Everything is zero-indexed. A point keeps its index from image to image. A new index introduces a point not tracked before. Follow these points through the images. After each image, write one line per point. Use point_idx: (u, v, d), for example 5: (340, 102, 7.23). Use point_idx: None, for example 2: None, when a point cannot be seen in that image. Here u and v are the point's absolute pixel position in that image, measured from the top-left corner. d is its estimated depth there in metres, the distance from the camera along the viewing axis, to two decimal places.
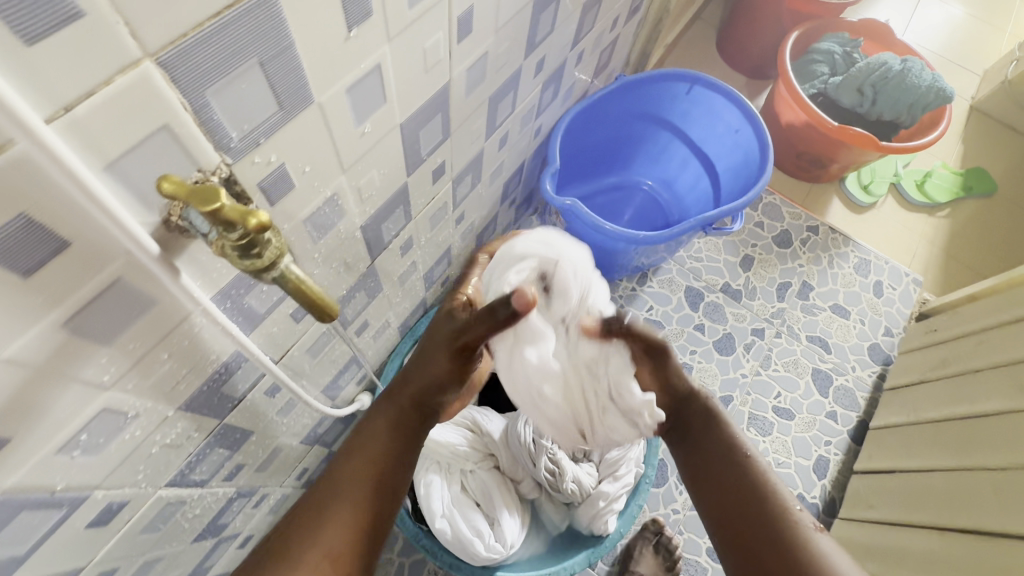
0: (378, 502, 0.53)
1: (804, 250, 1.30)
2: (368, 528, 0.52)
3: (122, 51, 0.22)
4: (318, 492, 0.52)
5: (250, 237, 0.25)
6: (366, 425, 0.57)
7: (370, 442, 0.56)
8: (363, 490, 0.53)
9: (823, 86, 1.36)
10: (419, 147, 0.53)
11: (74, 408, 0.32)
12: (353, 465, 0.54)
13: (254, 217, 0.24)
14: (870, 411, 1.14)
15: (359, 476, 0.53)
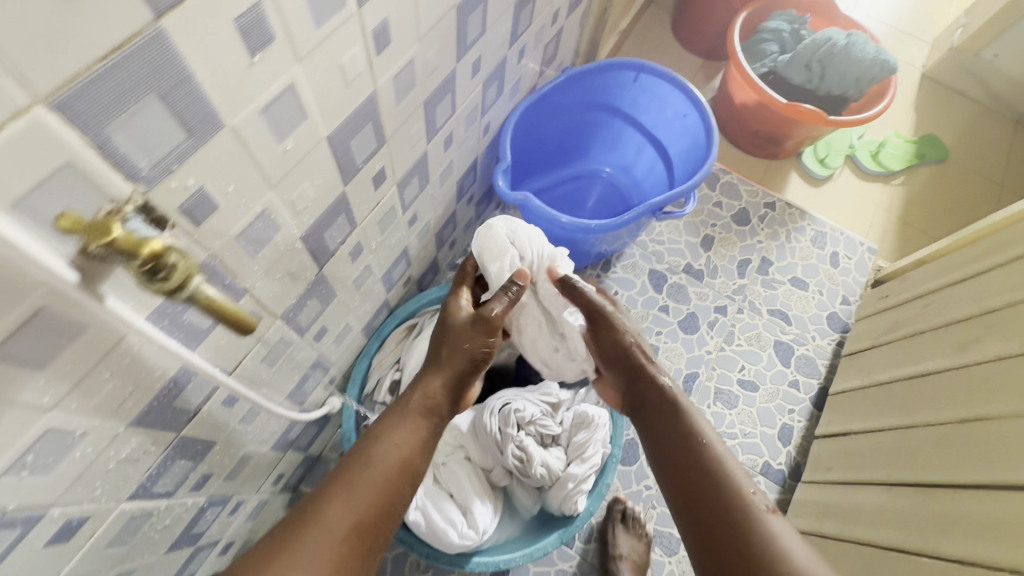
0: (397, 484, 0.61)
1: (762, 226, 1.33)
2: (386, 506, 0.59)
3: (10, 101, 0.24)
4: (348, 469, 0.60)
5: (150, 262, 0.29)
6: (394, 417, 0.67)
7: (395, 431, 0.65)
8: (386, 470, 0.61)
9: (773, 65, 1.39)
10: (353, 157, 0.54)
11: (16, 431, 0.34)
12: (379, 450, 0.62)
13: (146, 244, 0.28)
14: (830, 378, 1.19)
15: (383, 459, 0.62)
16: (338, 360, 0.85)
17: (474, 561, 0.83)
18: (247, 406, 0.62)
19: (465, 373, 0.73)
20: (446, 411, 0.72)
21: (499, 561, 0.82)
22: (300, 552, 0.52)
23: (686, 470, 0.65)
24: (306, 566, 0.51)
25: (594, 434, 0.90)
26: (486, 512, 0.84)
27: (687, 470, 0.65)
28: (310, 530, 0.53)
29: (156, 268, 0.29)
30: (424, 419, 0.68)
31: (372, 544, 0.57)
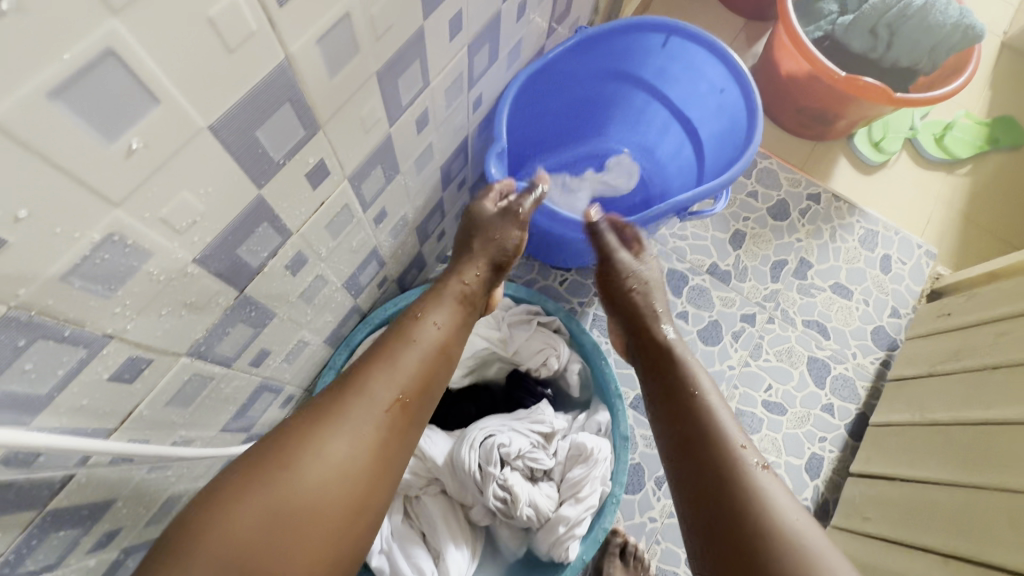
0: (437, 360, 0.61)
1: (803, 222, 1.15)
2: (428, 380, 0.59)
3: None
4: (388, 341, 0.60)
5: None
6: (431, 300, 0.66)
7: (434, 309, 0.65)
8: (427, 345, 0.61)
9: (830, 28, 1.16)
10: (266, 151, 0.40)
11: None
12: (422, 326, 0.62)
13: None
14: (871, 403, 1.04)
15: (425, 333, 0.62)
16: (295, 377, 0.73)
17: None
18: (156, 455, 0.50)
19: (494, 269, 0.74)
20: (480, 297, 0.72)
21: None
22: (343, 424, 0.52)
23: (692, 438, 0.56)
24: (346, 441, 0.52)
25: (593, 471, 0.77)
26: (462, 557, 0.73)
27: (693, 435, 0.56)
28: (348, 405, 0.53)
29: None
30: (461, 304, 0.68)
31: (411, 420, 0.57)
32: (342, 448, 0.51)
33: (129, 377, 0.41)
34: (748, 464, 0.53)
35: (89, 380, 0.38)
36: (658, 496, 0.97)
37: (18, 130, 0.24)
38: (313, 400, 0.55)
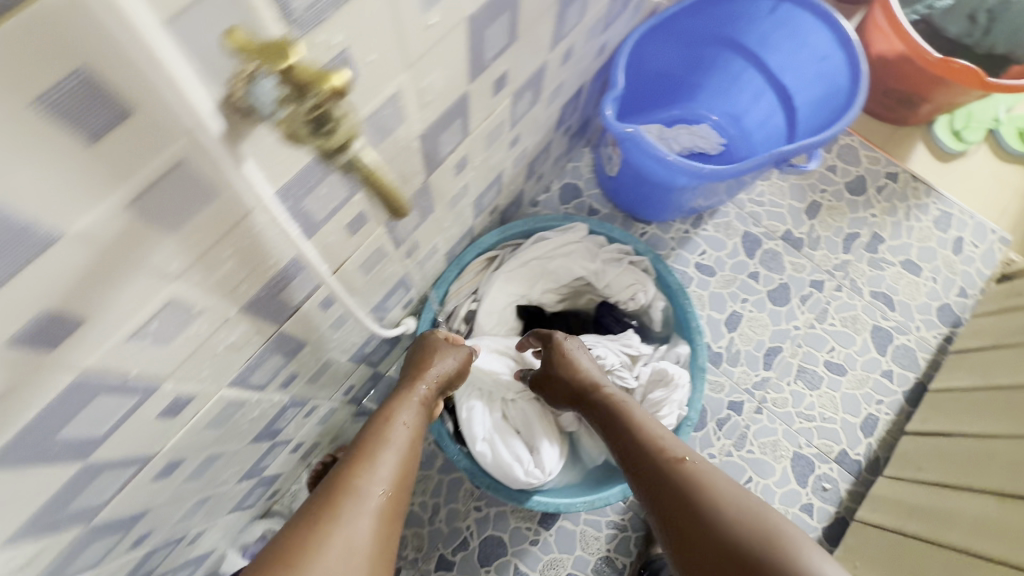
0: (413, 455, 0.63)
1: (879, 198, 1.19)
2: (406, 474, 0.61)
3: None
4: (365, 443, 0.61)
5: (322, 109, 0.26)
6: (395, 403, 0.68)
7: (399, 412, 0.66)
8: (405, 444, 0.63)
9: (927, 11, 1.18)
10: (483, 50, 0.48)
11: (145, 295, 0.32)
12: (395, 428, 0.64)
13: (327, 81, 0.25)
14: (930, 374, 1.08)
15: (399, 433, 0.63)
16: (419, 282, 0.83)
17: (534, 499, 0.82)
18: (338, 312, 0.61)
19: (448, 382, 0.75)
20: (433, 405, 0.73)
21: (562, 503, 0.80)
22: (343, 523, 0.52)
23: (657, 483, 0.64)
24: (343, 543, 0.51)
25: (673, 394, 0.85)
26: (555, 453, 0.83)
27: (656, 477, 0.64)
28: (342, 504, 0.53)
29: (296, 132, 0.27)
30: (423, 403, 0.70)
31: (397, 513, 0.57)
32: (344, 547, 0.51)
33: (355, 228, 0.50)
34: (694, 473, 0.62)
35: (339, 222, 0.47)
36: (719, 436, 1.04)
37: None
38: (290, 521, 0.53)
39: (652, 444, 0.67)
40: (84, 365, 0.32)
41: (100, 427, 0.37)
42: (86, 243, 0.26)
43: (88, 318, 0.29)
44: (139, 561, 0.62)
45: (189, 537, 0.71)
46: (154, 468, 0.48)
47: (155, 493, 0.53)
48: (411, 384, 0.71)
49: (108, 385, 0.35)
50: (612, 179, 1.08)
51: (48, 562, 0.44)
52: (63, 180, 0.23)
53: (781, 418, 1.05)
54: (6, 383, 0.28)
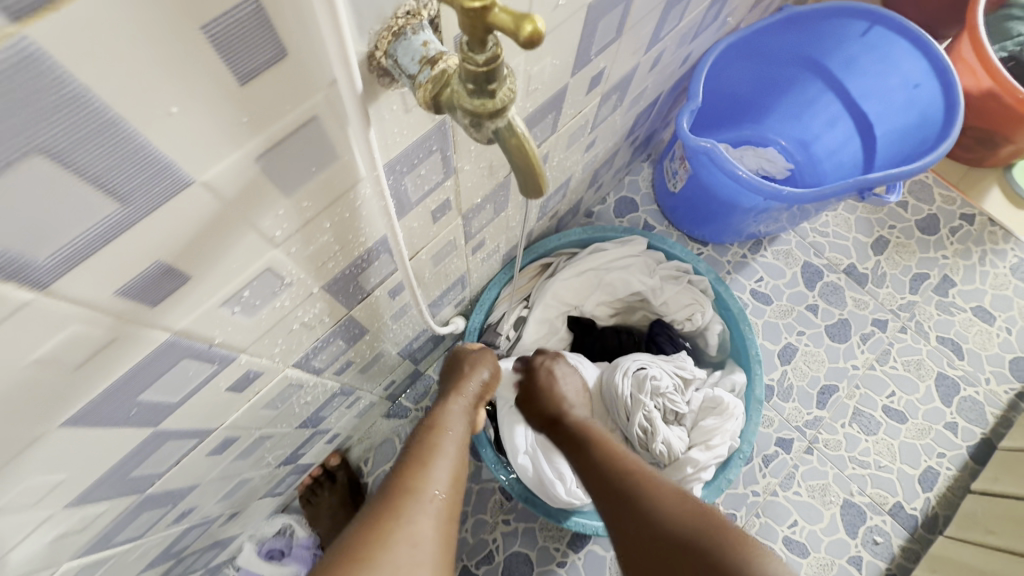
0: (464, 461, 0.58)
1: (952, 240, 1.13)
2: (460, 478, 0.56)
3: None
4: (416, 449, 0.56)
5: (496, 59, 0.22)
6: (439, 410, 0.63)
7: (445, 419, 0.61)
8: (455, 449, 0.57)
9: (1016, 50, 1.11)
10: (592, 44, 0.46)
11: (247, 257, 0.30)
12: (440, 433, 0.59)
13: (526, 26, 0.20)
14: (999, 431, 1.01)
15: (450, 437, 0.58)
16: (475, 282, 0.81)
17: (571, 521, 0.77)
18: (401, 302, 0.59)
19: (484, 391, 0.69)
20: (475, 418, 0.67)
21: (602, 526, 0.76)
22: (406, 522, 0.47)
23: (624, 503, 0.55)
24: (405, 550, 0.46)
25: (725, 424, 0.80)
26: None
27: (625, 497, 0.56)
28: (402, 505, 0.49)
29: (435, 101, 0.25)
30: (465, 414, 0.64)
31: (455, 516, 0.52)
32: (409, 544, 0.46)
33: (439, 216, 0.48)
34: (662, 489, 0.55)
35: (426, 207, 0.45)
36: (765, 473, 0.98)
37: None
38: (337, 538, 0.48)
39: (615, 458, 0.60)
40: (177, 325, 0.30)
41: (176, 394, 0.36)
42: (212, 194, 0.25)
43: (192, 275, 0.28)
44: (173, 539, 0.60)
45: (221, 519, 0.69)
46: (208, 444, 0.47)
47: (206, 470, 0.51)
48: (450, 396, 0.66)
49: (193, 349, 0.33)
50: (673, 195, 1.05)
51: (99, 530, 0.42)
52: (212, 121, 0.22)
53: (833, 461, 0.99)
54: (107, 335, 0.26)
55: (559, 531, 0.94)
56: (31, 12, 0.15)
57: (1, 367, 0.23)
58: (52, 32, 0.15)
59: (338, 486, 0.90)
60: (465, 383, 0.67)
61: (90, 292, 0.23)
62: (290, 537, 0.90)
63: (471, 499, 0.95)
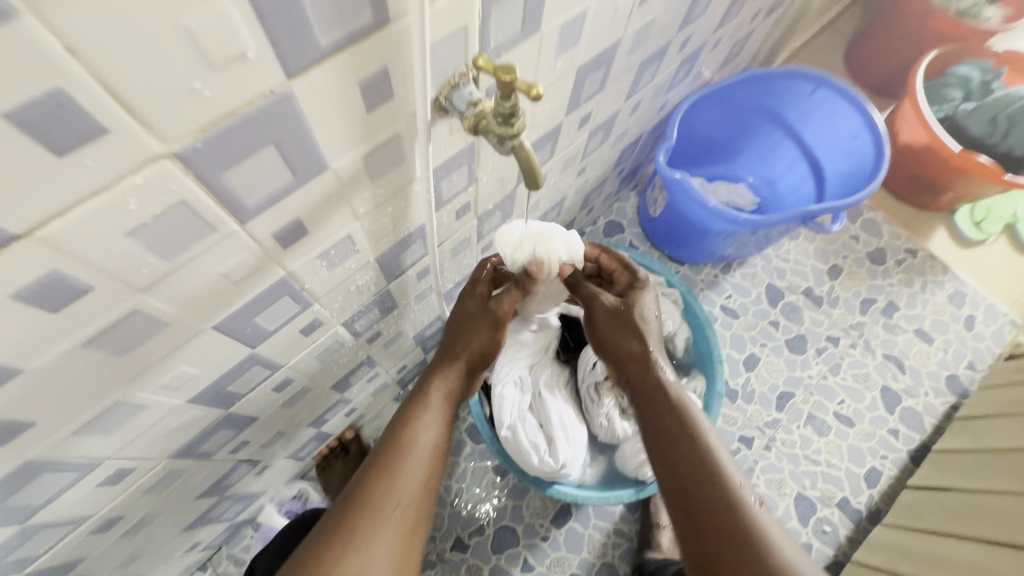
0: (437, 459, 0.63)
1: (897, 270, 1.29)
2: (430, 477, 0.61)
3: None
4: (387, 450, 0.60)
5: (515, 106, 0.37)
6: (418, 403, 0.65)
7: (425, 414, 0.64)
8: (427, 452, 0.61)
9: (951, 111, 1.29)
10: (581, 93, 0.63)
11: (340, 225, 0.45)
12: (413, 432, 0.62)
13: (532, 90, 0.35)
14: (935, 437, 1.14)
15: (420, 442, 0.61)
16: None
17: (548, 489, 0.88)
18: (424, 285, 0.73)
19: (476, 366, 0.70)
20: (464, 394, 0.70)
21: (577, 495, 0.88)
22: (366, 535, 0.54)
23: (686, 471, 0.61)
24: (364, 558, 0.53)
25: None
26: (573, 448, 0.88)
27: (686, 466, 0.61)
28: (366, 514, 0.55)
29: (475, 127, 0.41)
30: (444, 403, 0.66)
31: (418, 519, 0.59)
32: (367, 553, 0.53)
33: (461, 214, 0.63)
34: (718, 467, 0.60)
35: (453, 206, 0.60)
36: None
37: (546, 42, 0.47)
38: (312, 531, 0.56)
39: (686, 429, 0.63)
40: (289, 268, 0.45)
41: (271, 325, 0.50)
42: (335, 178, 0.40)
43: (309, 231, 0.42)
44: (222, 474, 0.72)
45: (257, 467, 0.81)
46: (274, 380, 0.60)
47: (264, 406, 0.64)
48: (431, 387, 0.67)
49: (292, 289, 0.47)
50: (654, 220, 1.21)
51: (192, 436, 0.55)
52: (349, 133, 0.37)
53: (789, 459, 1.12)
54: (256, 265, 0.41)
55: (543, 508, 1.05)
56: (297, 74, 0.30)
57: (206, 274, 0.37)
58: (300, 83, 0.30)
59: (350, 457, 1.03)
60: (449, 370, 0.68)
61: (260, 231, 0.38)
62: (305, 501, 1.02)
63: (467, 475, 1.07)
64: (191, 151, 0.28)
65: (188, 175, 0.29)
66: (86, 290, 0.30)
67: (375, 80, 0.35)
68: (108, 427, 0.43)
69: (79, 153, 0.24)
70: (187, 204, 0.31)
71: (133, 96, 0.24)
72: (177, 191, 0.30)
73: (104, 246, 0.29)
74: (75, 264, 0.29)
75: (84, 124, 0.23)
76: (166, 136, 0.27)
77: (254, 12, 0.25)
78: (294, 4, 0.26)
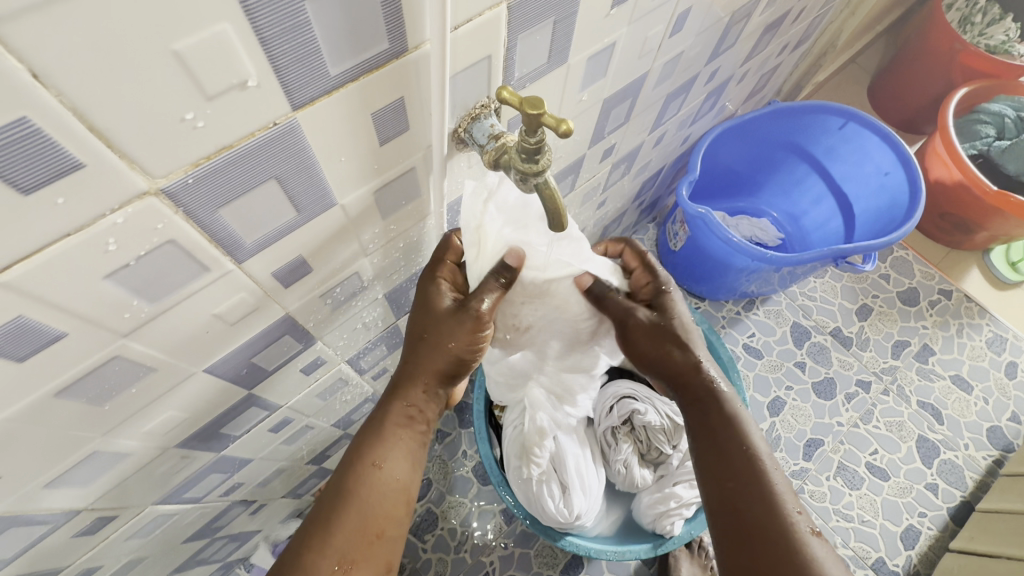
0: (394, 503, 0.50)
1: (931, 312, 1.23)
2: (387, 526, 0.49)
3: None
4: (330, 497, 0.48)
5: (542, 142, 0.34)
6: (374, 432, 0.51)
7: (379, 450, 0.50)
8: (377, 499, 0.49)
9: (984, 148, 1.22)
10: (606, 125, 0.60)
11: (346, 262, 0.42)
12: (366, 475, 0.49)
13: (562, 124, 0.32)
14: (978, 494, 1.06)
15: (371, 485, 0.49)
16: None
17: (561, 541, 0.82)
18: None
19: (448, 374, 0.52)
20: (437, 411, 0.55)
21: (594, 549, 0.81)
22: None
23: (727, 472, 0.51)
24: None
25: None
26: (589, 498, 0.82)
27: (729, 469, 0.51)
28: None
29: (496, 162, 0.37)
30: (407, 432, 0.52)
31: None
32: None
33: None
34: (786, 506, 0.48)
35: None
36: None
37: (572, 74, 0.44)
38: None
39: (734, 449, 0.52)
40: (290, 306, 0.41)
41: (270, 364, 0.46)
42: (343, 213, 0.36)
43: (312, 269, 0.39)
44: (212, 517, 0.67)
45: (252, 507, 0.76)
46: (271, 420, 0.56)
47: (260, 446, 0.60)
48: (392, 405, 0.52)
49: (292, 328, 0.44)
50: (674, 253, 1.16)
51: (179, 480, 0.51)
52: (360, 168, 0.34)
53: (818, 512, 1.04)
54: (255, 304, 0.37)
55: (553, 558, 0.98)
56: (303, 105, 0.27)
57: (197, 316, 0.34)
58: (306, 114, 0.27)
59: None
60: (414, 391, 0.52)
61: (258, 270, 0.35)
62: None
63: (473, 519, 1.01)
64: (180, 187, 0.25)
65: (176, 213, 0.26)
66: (60, 336, 0.27)
67: (390, 111, 0.32)
68: (86, 476, 0.39)
69: (50, 190, 0.21)
70: (175, 244, 0.28)
71: (115, 129, 0.21)
72: (164, 230, 0.27)
73: (78, 289, 0.26)
74: (45, 309, 0.26)
75: (57, 159, 0.21)
76: (152, 173, 0.24)
77: (256, 38, 0.22)
78: (302, 29, 0.24)
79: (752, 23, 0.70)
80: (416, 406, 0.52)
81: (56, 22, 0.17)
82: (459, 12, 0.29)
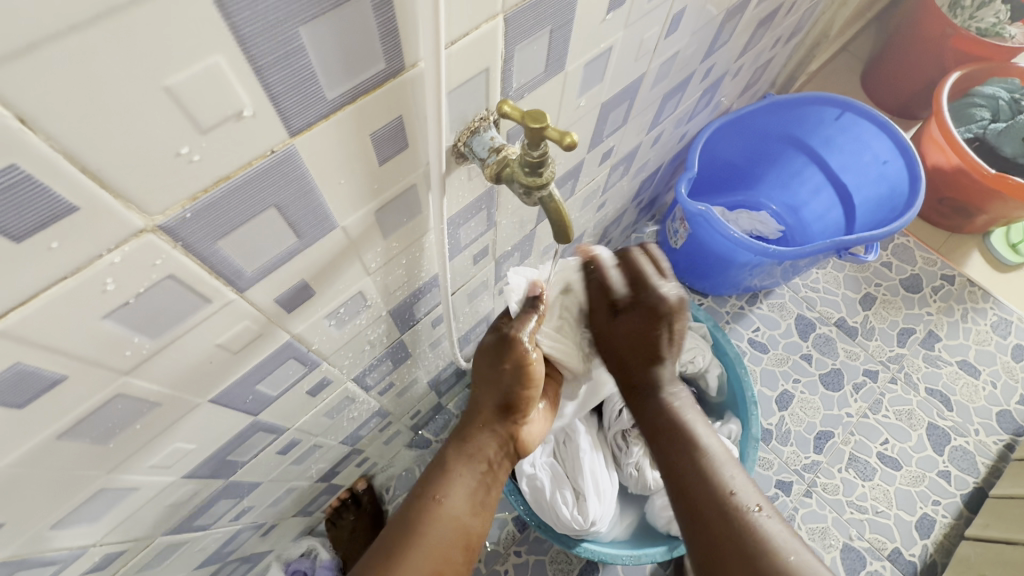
0: (456, 545, 0.52)
1: (934, 298, 1.23)
2: (446, 564, 0.51)
3: (488, 6, 0.30)
4: (402, 519, 0.53)
5: (544, 156, 0.33)
6: (447, 469, 0.57)
7: (443, 485, 0.55)
8: (440, 530, 0.52)
9: (980, 132, 1.21)
10: (604, 128, 0.59)
11: (349, 282, 0.41)
12: (438, 499, 0.54)
13: (565, 137, 0.31)
14: (991, 480, 1.06)
15: (439, 512, 0.53)
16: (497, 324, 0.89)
17: (576, 548, 0.80)
18: (438, 332, 0.68)
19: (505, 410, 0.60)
20: (498, 458, 0.61)
21: (610, 555, 0.80)
22: None
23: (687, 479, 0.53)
24: None
25: None
26: (603, 504, 0.81)
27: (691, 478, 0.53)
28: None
29: (498, 175, 0.36)
30: (469, 471, 0.57)
31: None
32: None
33: (479, 259, 0.59)
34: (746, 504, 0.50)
35: (470, 252, 0.56)
36: None
37: (570, 80, 0.44)
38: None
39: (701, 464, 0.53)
40: (294, 330, 0.40)
41: (276, 389, 0.45)
42: (345, 235, 0.36)
43: (316, 292, 0.38)
44: (222, 542, 0.66)
45: (262, 528, 0.75)
46: (278, 443, 0.55)
47: (270, 468, 0.59)
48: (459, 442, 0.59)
49: (297, 352, 0.43)
50: (675, 251, 1.16)
51: (189, 509, 0.50)
52: (358, 189, 0.33)
53: (831, 505, 1.03)
54: (258, 332, 0.36)
55: (567, 564, 0.97)
56: (301, 131, 0.26)
57: (201, 347, 0.33)
58: (304, 140, 0.27)
59: (363, 510, 0.96)
60: (478, 431, 0.60)
61: (260, 297, 0.34)
62: (314, 559, 0.95)
63: (485, 527, 1.00)
64: (178, 223, 0.25)
65: (175, 247, 0.26)
66: (60, 379, 0.27)
67: (389, 130, 0.31)
68: (94, 513, 0.39)
69: (45, 235, 0.21)
70: (175, 278, 0.27)
71: (108, 169, 0.21)
72: (163, 266, 0.26)
73: (77, 331, 0.25)
74: (42, 354, 0.25)
75: (46, 203, 0.20)
76: (148, 210, 0.23)
77: (249, 66, 0.22)
78: (297, 55, 0.23)
79: (745, 18, 0.70)
80: (479, 447, 0.59)
81: (42, 67, 0.17)
82: (453, 27, 0.29)
